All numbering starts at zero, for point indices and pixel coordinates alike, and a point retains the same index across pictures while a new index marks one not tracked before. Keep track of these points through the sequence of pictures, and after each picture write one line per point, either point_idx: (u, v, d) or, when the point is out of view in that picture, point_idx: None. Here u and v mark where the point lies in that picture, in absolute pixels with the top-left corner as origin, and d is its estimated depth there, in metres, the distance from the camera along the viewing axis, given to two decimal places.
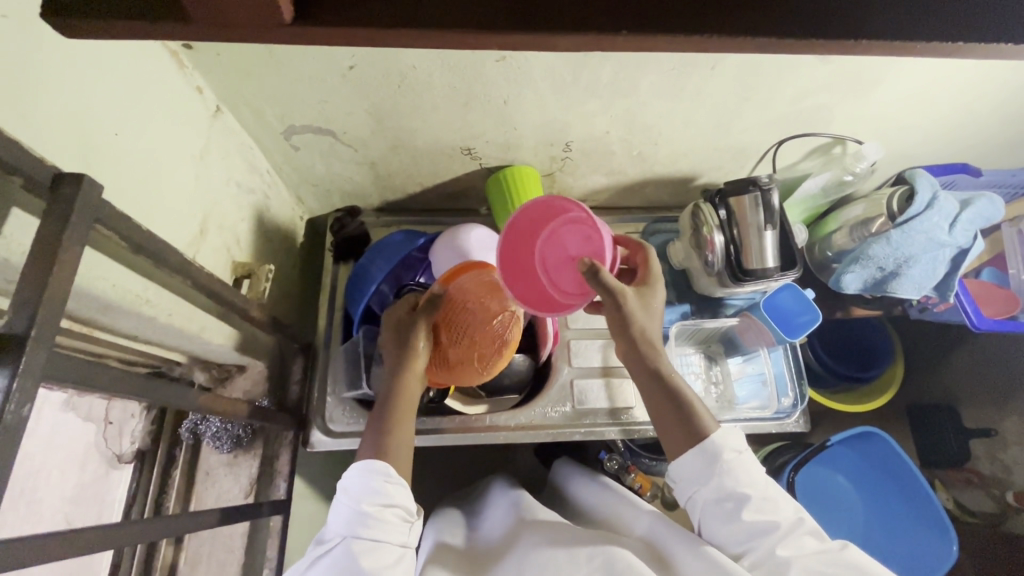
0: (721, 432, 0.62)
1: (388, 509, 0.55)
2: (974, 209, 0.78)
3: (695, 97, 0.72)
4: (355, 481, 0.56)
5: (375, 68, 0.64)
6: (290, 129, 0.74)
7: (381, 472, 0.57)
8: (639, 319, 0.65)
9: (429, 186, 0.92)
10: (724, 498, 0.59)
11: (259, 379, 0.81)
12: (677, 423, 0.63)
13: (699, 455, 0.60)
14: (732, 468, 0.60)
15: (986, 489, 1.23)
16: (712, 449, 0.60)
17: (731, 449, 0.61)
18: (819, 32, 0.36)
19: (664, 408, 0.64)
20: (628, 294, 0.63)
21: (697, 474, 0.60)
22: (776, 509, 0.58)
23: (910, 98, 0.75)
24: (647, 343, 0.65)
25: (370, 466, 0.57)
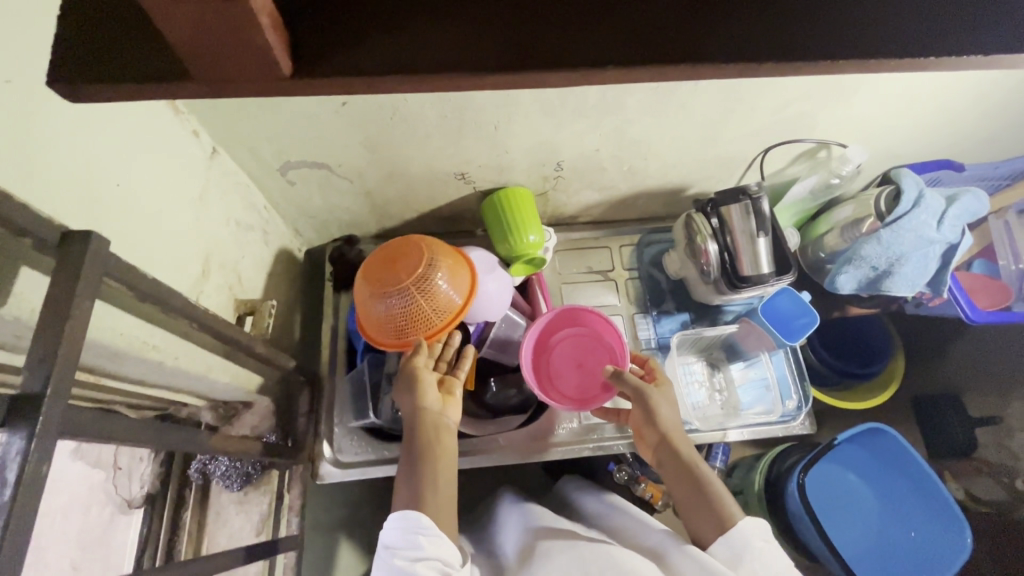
0: (747, 520, 0.64)
1: (421, 563, 0.57)
2: (959, 204, 0.79)
3: (681, 112, 0.74)
4: (395, 531, 0.60)
5: (367, 102, 0.65)
6: (286, 164, 0.75)
7: (414, 523, 0.60)
8: (663, 413, 0.74)
9: (424, 212, 0.93)
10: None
11: (266, 414, 0.80)
12: (703, 508, 0.66)
13: (727, 541, 0.63)
14: (762, 554, 0.61)
15: (995, 478, 1.25)
16: (743, 538, 0.62)
17: (759, 537, 0.63)
18: (806, 55, 0.37)
19: (691, 495, 0.68)
20: (649, 387, 0.74)
21: (728, 558, 0.62)
22: None
23: (890, 101, 0.76)
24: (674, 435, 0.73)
25: (405, 517, 0.61)
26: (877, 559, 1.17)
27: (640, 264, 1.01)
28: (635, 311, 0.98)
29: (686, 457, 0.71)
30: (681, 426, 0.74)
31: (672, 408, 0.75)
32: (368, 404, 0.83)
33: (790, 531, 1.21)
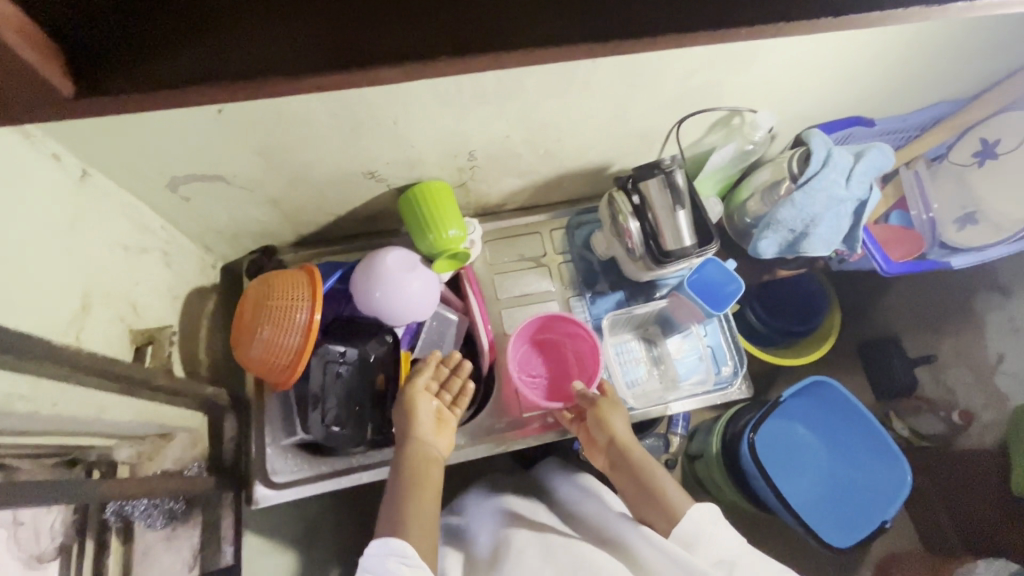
0: (695, 507, 0.68)
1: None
2: (865, 160, 0.80)
3: (584, 91, 0.72)
4: (377, 561, 0.61)
5: (246, 107, 0.61)
6: (174, 180, 0.70)
7: (398, 552, 0.61)
8: (613, 420, 0.80)
9: (342, 214, 0.89)
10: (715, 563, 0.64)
11: (191, 444, 0.77)
12: (653, 503, 0.71)
13: (680, 536, 0.66)
14: (714, 538, 0.65)
15: (935, 413, 1.33)
16: (695, 524, 0.66)
17: (710, 522, 0.67)
18: (667, 30, 0.35)
19: (642, 491, 0.73)
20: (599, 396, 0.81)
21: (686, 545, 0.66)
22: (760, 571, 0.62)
23: (792, 63, 0.76)
24: (626, 440, 0.79)
25: (387, 545, 0.62)
26: (826, 504, 1.23)
27: (572, 247, 0.99)
28: (570, 295, 0.97)
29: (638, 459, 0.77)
30: (630, 432, 0.80)
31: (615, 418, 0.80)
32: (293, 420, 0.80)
33: (745, 489, 1.24)
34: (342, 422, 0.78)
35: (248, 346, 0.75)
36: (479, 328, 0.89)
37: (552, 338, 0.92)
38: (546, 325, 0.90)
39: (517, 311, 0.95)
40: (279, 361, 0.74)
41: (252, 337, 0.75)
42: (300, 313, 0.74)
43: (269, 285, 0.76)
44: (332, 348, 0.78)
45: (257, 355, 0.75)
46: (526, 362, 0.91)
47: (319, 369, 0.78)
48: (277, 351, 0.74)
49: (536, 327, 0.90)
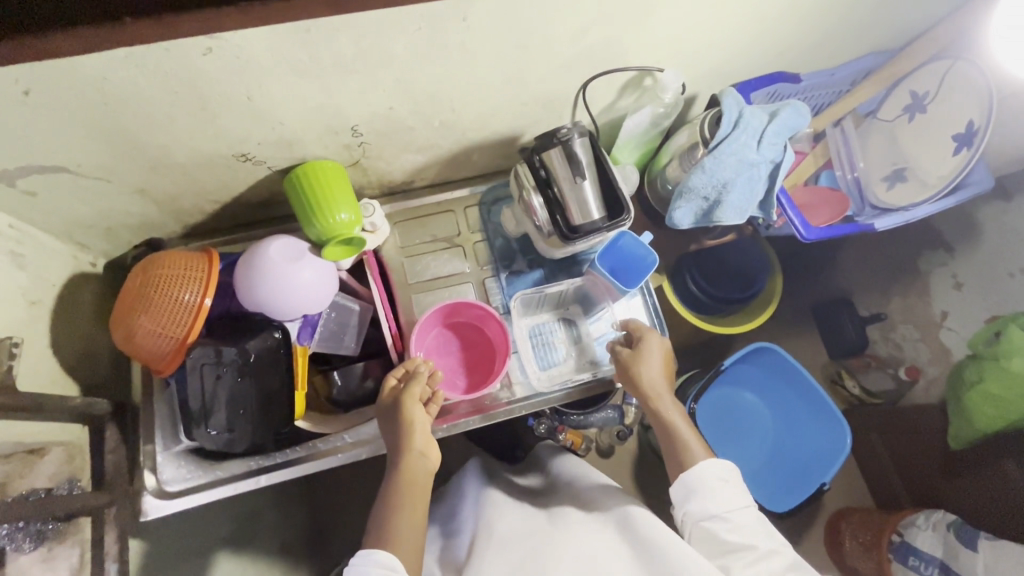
0: (706, 463, 0.66)
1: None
2: (778, 120, 0.75)
3: (464, 54, 0.66)
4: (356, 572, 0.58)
5: (59, 87, 0.53)
6: (6, 174, 0.63)
7: (382, 566, 0.58)
8: (641, 373, 0.77)
9: (227, 201, 0.82)
10: (707, 517, 0.63)
11: (65, 460, 0.71)
12: (674, 460, 0.70)
13: (683, 481, 0.66)
14: (715, 491, 0.64)
15: (884, 369, 1.32)
16: (698, 479, 0.65)
17: (716, 477, 0.65)
18: None
19: (666, 447, 0.72)
20: (626, 350, 0.78)
21: (683, 495, 0.66)
22: (756, 534, 0.60)
23: (692, 16, 0.70)
24: (655, 394, 0.76)
25: (371, 557, 0.58)
26: (769, 469, 1.24)
27: (486, 225, 0.94)
28: (485, 275, 0.92)
29: (664, 415, 0.74)
30: (664, 386, 0.76)
31: (653, 364, 0.77)
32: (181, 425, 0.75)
33: None
34: (233, 426, 0.74)
35: (126, 320, 0.69)
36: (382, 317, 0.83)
37: (469, 324, 0.87)
38: (456, 310, 0.85)
39: (429, 295, 0.90)
40: (160, 339, 0.70)
41: (131, 312, 0.69)
42: (189, 292, 0.70)
43: (157, 259, 0.71)
44: (211, 347, 0.73)
45: (133, 333, 0.69)
46: (442, 351, 0.87)
47: (196, 373, 0.72)
48: (159, 330, 0.69)
49: (447, 314, 0.86)
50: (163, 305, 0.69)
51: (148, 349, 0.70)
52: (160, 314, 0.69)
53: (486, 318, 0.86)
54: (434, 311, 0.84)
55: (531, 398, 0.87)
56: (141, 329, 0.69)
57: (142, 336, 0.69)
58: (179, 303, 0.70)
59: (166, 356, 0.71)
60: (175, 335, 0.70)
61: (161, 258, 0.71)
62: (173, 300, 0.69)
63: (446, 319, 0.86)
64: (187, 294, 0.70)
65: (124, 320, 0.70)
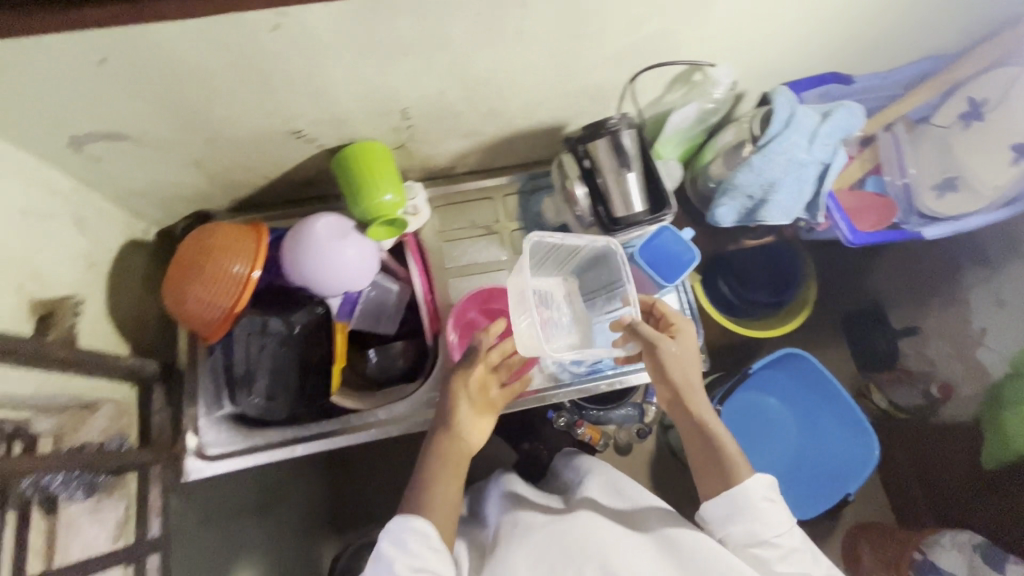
0: (754, 478, 0.66)
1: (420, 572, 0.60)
2: (831, 121, 0.74)
3: (518, 41, 0.66)
4: (396, 537, 0.62)
5: (132, 56, 0.55)
6: (75, 139, 0.65)
7: (419, 533, 0.62)
8: (678, 372, 0.72)
9: (276, 177, 0.84)
10: (754, 543, 0.64)
11: (116, 416, 0.72)
12: (714, 466, 0.68)
13: (728, 499, 0.65)
14: (762, 513, 0.64)
15: (914, 385, 1.28)
16: (742, 498, 0.65)
17: (763, 499, 0.65)
18: None
19: (704, 451, 0.70)
20: (664, 342, 0.71)
21: (724, 517, 0.66)
22: (793, 557, 0.63)
23: (751, 11, 0.69)
24: (691, 394, 0.72)
25: (409, 523, 0.63)
26: (789, 476, 1.22)
27: (524, 215, 0.95)
28: None
29: (701, 418, 0.71)
30: (699, 385, 0.72)
31: (689, 360, 0.73)
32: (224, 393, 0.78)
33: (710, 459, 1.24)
34: (272, 395, 0.76)
35: (178, 288, 0.72)
36: (421, 298, 0.85)
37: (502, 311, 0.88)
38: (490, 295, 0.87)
39: (464, 281, 0.91)
40: (208, 309, 0.72)
41: (183, 280, 0.72)
42: (237, 264, 0.72)
43: (209, 230, 0.73)
44: (258, 318, 0.75)
45: (183, 301, 0.72)
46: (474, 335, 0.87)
47: (242, 343, 0.75)
48: (207, 299, 0.72)
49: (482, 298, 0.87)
50: (212, 275, 0.71)
51: (196, 317, 0.73)
52: (209, 283, 0.71)
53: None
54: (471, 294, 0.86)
55: (561, 388, 0.89)
56: (190, 298, 0.71)
57: (192, 305, 0.72)
58: (227, 274, 0.72)
59: (212, 325, 0.73)
60: (221, 305, 0.72)
61: (213, 229, 0.73)
62: (222, 272, 0.71)
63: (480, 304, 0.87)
64: (236, 266, 0.72)
65: (175, 288, 0.72)
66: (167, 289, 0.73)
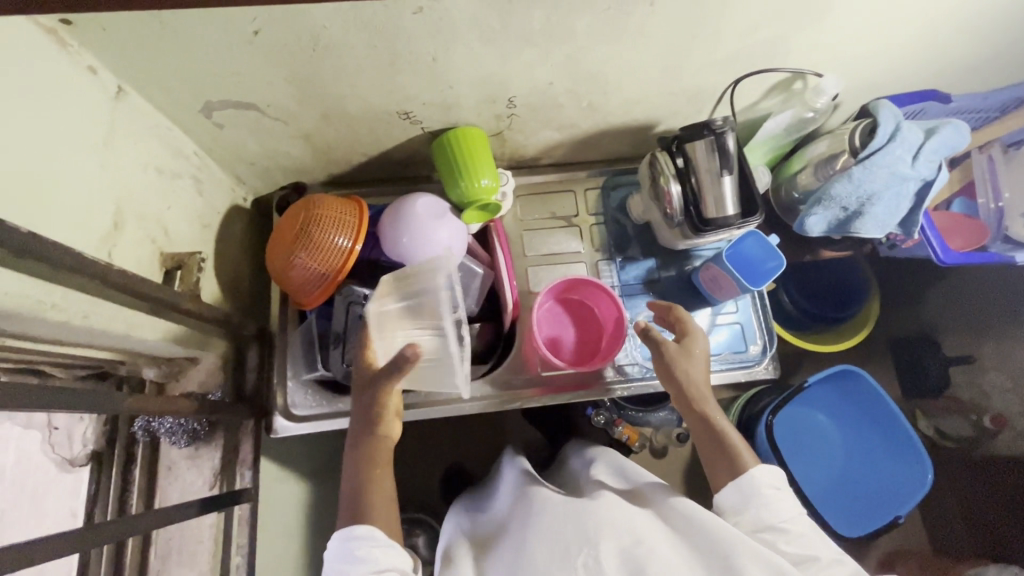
0: (758, 467, 0.66)
1: (381, 572, 0.60)
2: (938, 138, 0.74)
3: (638, 39, 0.67)
4: (341, 554, 0.62)
5: (281, 30, 0.58)
6: (208, 106, 0.69)
7: (364, 537, 0.62)
8: (684, 369, 0.73)
9: (374, 155, 0.87)
10: (760, 529, 0.62)
11: (215, 370, 0.77)
12: (719, 459, 0.69)
13: (735, 487, 0.66)
14: (770, 501, 0.64)
15: (964, 415, 1.25)
16: (748, 485, 0.65)
17: (768, 485, 0.65)
18: None
19: (709, 446, 0.70)
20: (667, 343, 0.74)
21: (736, 505, 0.65)
22: (812, 543, 0.60)
23: (868, 25, 0.69)
24: (698, 392, 0.72)
25: (351, 534, 0.63)
26: (837, 495, 1.21)
27: (606, 209, 0.96)
28: (599, 258, 0.94)
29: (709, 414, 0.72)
30: (705, 383, 0.73)
31: (695, 360, 0.74)
32: (316, 356, 0.81)
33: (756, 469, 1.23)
34: None
35: (284, 256, 0.75)
36: (503, 284, 0.87)
37: (581, 303, 0.89)
38: (573, 287, 0.88)
39: (543, 269, 0.93)
40: (313, 278, 0.76)
41: (290, 249, 0.75)
42: (341, 237, 0.75)
43: (316, 202, 0.76)
44: (356, 289, 0.77)
45: (290, 268, 0.76)
46: (552, 325, 0.89)
47: (342, 310, 0.77)
48: (313, 269, 0.75)
49: (563, 289, 0.88)
50: (319, 246, 0.75)
51: (301, 284, 0.76)
52: (315, 253, 0.75)
53: (602, 298, 0.88)
54: (556, 284, 0.87)
55: (630, 383, 0.88)
56: (297, 266, 0.75)
57: (297, 272, 0.75)
58: (333, 246, 0.75)
59: (314, 293, 0.77)
60: (326, 275, 0.76)
61: (318, 202, 0.76)
62: (329, 242, 0.75)
63: (560, 294, 0.89)
64: (341, 238, 0.76)
65: (282, 256, 0.76)
66: (272, 256, 0.77)
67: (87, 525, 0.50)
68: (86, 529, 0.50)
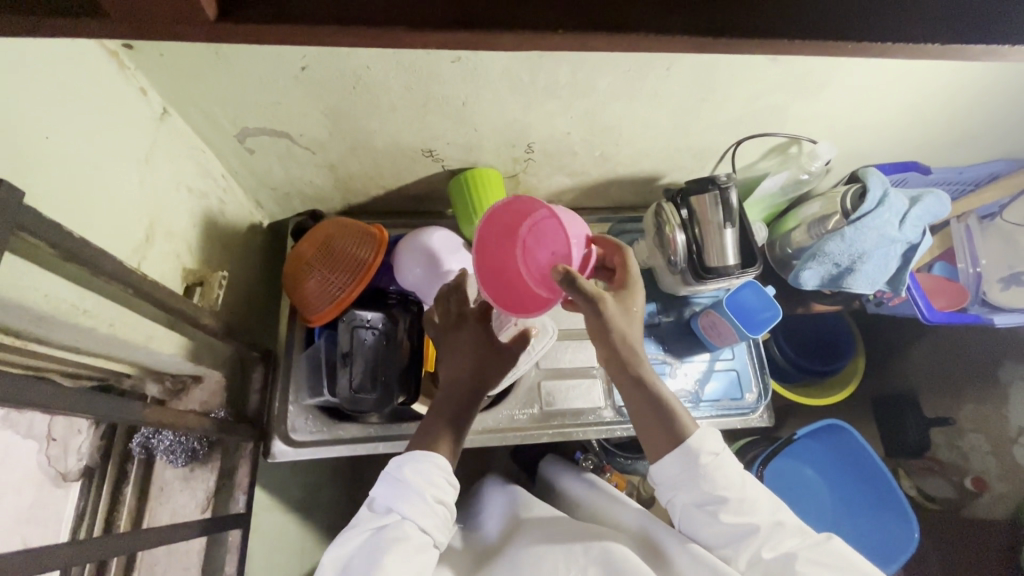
0: (700, 431, 0.62)
1: (439, 504, 0.58)
2: (922, 206, 0.81)
3: (653, 99, 0.73)
4: (418, 466, 0.59)
5: (328, 66, 0.62)
6: (243, 132, 0.72)
7: (443, 468, 0.60)
8: (615, 322, 0.64)
9: (392, 188, 0.90)
10: (703, 502, 0.61)
11: (217, 389, 0.76)
12: (655, 425, 0.63)
13: (678, 455, 0.61)
14: (708, 471, 0.60)
15: (946, 476, 1.29)
16: (689, 453, 0.61)
17: (707, 453, 0.61)
18: (765, 27, 0.36)
19: (644, 412, 0.64)
20: (603, 296, 0.62)
21: (677, 476, 0.61)
22: (754, 510, 0.60)
23: (859, 99, 0.76)
24: (628, 347, 0.64)
25: (432, 457, 0.60)
26: None
27: None
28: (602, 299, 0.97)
29: (638, 373, 0.64)
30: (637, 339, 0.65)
31: (626, 313, 0.66)
32: (322, 380, 0.80)
33: None
34: (366, 388, 0.78)
35: (307, 275, 0.79)
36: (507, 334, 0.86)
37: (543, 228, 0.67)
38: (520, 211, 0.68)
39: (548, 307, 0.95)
40: (335, 292, 0.77)
41: (314, 267, 0.78)
42: (361, 251, 0.78)
43: (338, 222, 0.80)
44: (360, 313, 0.79)
45: (313, 287, 0.78)
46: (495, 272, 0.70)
47: (346, 332, 0.78)
48: (335, 285, 0.77)
49: (518, 215, 0.69)
50: (339, 263, 0.78)
51: (321, 301, 0.78)
52: (336, 269, 0.78)
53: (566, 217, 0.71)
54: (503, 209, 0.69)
55: (628, 424, 0.89)
56: (319, 283, 0.78)
57: (321, 288, 0.78)
58: (354, 263, 0.78)
59: (333, 309, 0.77)
60: (346, 290, 0.77)
61: (339, 223, 0.79)
62: (349, 257, 0.78)
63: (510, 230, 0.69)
64: (362, 252, 0.78)
65: (305, 277, 0.79)
66: (298, 277, 0.80)
67: (89, 538, 0.49)
68: (88, 542, 0.49)
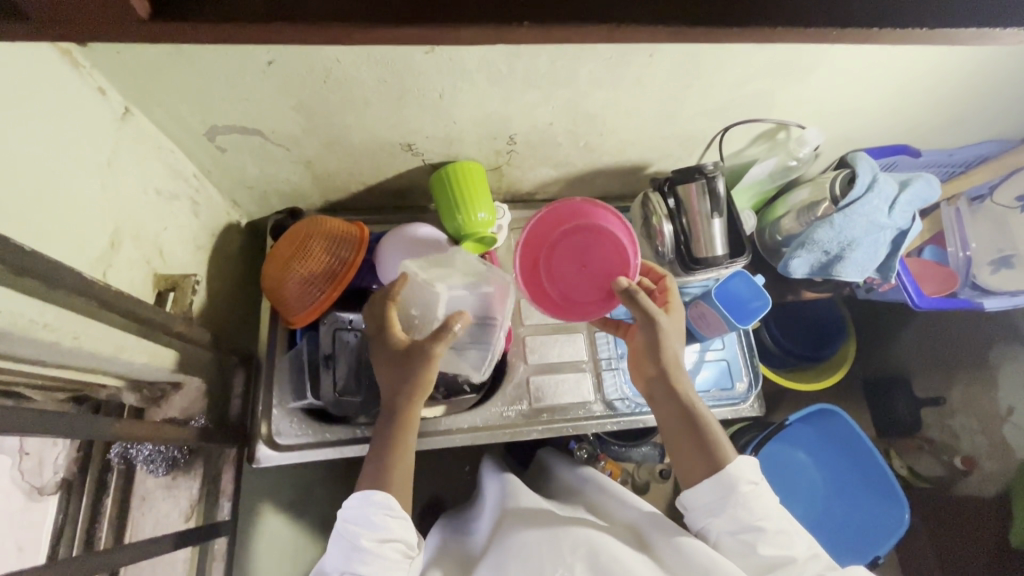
0: (739, 461, 0.63)
1: (389, 543, 0.57)
2: (911, 190, 0.80)
3: (636, 87, 0.71)
4: (356, 515, 0.59)
5: (296, 61, 0.60)
6: (213, 130, 0.69)
7: (381, 506, 0.59)
8: (667, 343, 0.69)
9: (372, 184, 0.88)
10: (737, 529, 0.60)
11: (198, 397, 0.74)
12: (696, 455, 0.65)
13: (714, 484, 0.62)
14: (747, 499, 0.61)
15: (936, 456, 1.30)
16: (727, 480, 0.61)
17: (746, 481, 0.61)
18: (738, 16, 0.34)
19: (687, 436, 0.66)
20: (659, 311, 0.68)
21: (713, 504, 0.61)
22: (789, 542, 0.59)
23: (847, 83, 0.74)
24: (674, 368, 0.69)
25: (369, 498, 0.59)
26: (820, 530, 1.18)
27: None
28: None
29: (685, 398, 0.68)
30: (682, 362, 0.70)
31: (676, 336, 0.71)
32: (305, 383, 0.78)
33: None
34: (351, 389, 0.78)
35: (283, 276, 0.76)
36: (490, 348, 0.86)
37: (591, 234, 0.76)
38: (578, 213, 0.76)
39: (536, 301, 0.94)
40: (313, 293, 0.75)
41: (289, 268, 0.76)
42: (340, 251, 0.76)
43: (316, 222, 0.77)
44: (342, 315, 0.79)
45: (290, 289, 0.76)
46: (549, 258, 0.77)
47: (328, 335, 0.78)
48: (313, 285, 0.75)
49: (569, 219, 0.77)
50: (317, 263, 0.75)
51: (299, 302, 0.76)
52: (314, 269, 0.75)
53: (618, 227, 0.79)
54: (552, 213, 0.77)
55: (618, 418, 0.88)
56: (297, 284, 0.75)
57: (299, 289, 0.75)
58: (333, 263, 0.76)
59: (312, 309, 0.75)
60: (324, 290, 0.75)
61: (316, 223, 0.77)
62: (329, 257, 0.76)
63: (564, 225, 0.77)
64: (341, 252, 0.76)
65: (281, 278, 0.76)
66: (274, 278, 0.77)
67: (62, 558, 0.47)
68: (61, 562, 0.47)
